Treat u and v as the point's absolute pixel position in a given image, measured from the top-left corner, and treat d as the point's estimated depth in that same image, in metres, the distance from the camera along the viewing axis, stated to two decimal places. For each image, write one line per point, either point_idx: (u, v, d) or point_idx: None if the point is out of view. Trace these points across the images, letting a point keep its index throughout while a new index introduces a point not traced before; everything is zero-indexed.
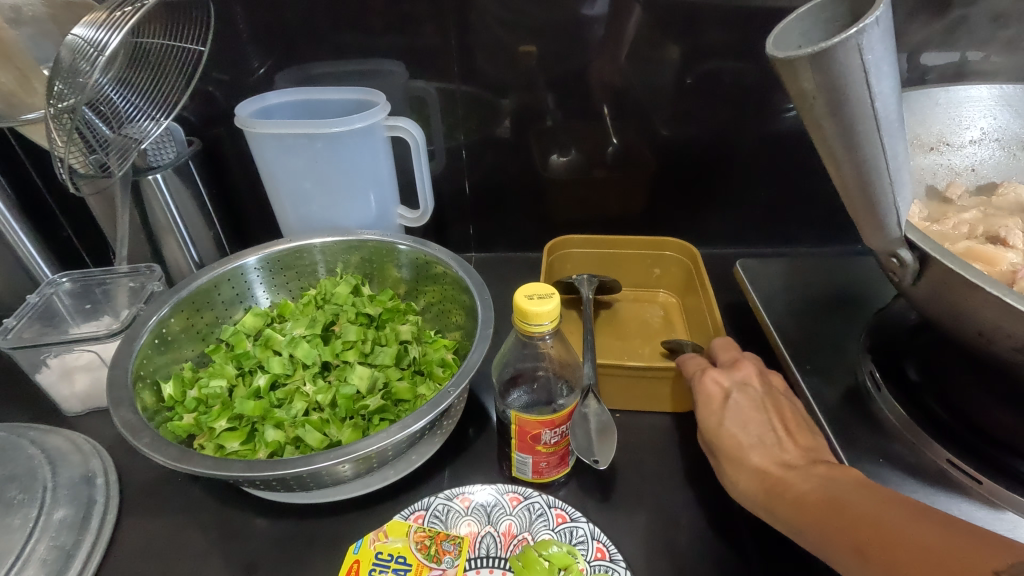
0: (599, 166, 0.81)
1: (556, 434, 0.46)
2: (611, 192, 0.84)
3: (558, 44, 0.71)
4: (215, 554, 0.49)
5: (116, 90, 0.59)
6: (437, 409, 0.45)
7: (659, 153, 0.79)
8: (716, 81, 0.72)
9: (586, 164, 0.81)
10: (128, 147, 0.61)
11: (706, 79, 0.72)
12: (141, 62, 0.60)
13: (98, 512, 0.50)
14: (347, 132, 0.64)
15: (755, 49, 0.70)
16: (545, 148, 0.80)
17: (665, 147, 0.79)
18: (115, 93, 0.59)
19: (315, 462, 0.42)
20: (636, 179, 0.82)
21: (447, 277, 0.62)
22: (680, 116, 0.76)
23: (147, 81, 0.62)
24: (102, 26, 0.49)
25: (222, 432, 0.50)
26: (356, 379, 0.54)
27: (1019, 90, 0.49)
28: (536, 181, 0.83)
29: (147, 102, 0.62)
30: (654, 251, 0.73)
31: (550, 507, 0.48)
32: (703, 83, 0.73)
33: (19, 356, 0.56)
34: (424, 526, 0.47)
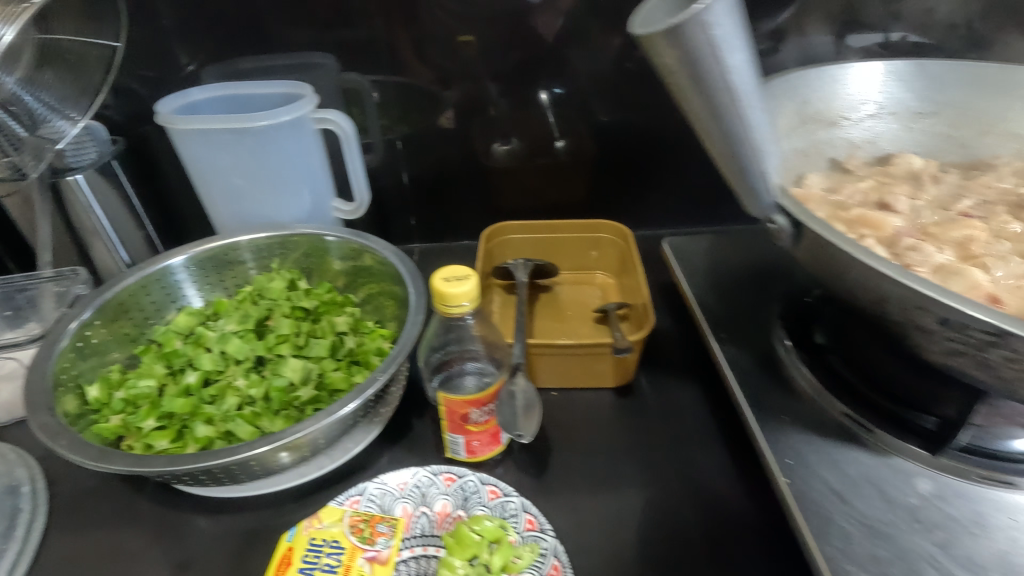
0: (538, 152, 0.82)
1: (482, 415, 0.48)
2: (551, 178, 0.85)
3: (490, 30, 0.71)
4: (149, 554, 0.49)
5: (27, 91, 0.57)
6: (365, 394, 0.46)
7: (596, 138, 0.81)
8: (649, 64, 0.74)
9: (523, 151, 0.82)
10: (43, 145, 0.59)
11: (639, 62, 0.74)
12: (49, 56, 0.58)
13: (25, 518, 0.50)
14: (273, 126, 0.63)
15: None
16: (482, 137, 0.80)
17: (599, 133, 0.81)
18: (27, 94, 0.57)
19: (240, 452, 0.42)
20: (574, 165, 0.84)
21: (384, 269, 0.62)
22: (612, 101, 0.78)
23: (59, 79, 0.60)
24: None
25: (150, 431, 0.49)
26: (289, 371, 0.54)
27: (909, 66, 0.52)
28: (476, 171, 0.84)
29: (59, 101, 0.60)
30: (590, 234, 0.75)
31: (483, 484, 0.49)
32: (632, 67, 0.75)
33: None
34: (360, 511, 0.48)
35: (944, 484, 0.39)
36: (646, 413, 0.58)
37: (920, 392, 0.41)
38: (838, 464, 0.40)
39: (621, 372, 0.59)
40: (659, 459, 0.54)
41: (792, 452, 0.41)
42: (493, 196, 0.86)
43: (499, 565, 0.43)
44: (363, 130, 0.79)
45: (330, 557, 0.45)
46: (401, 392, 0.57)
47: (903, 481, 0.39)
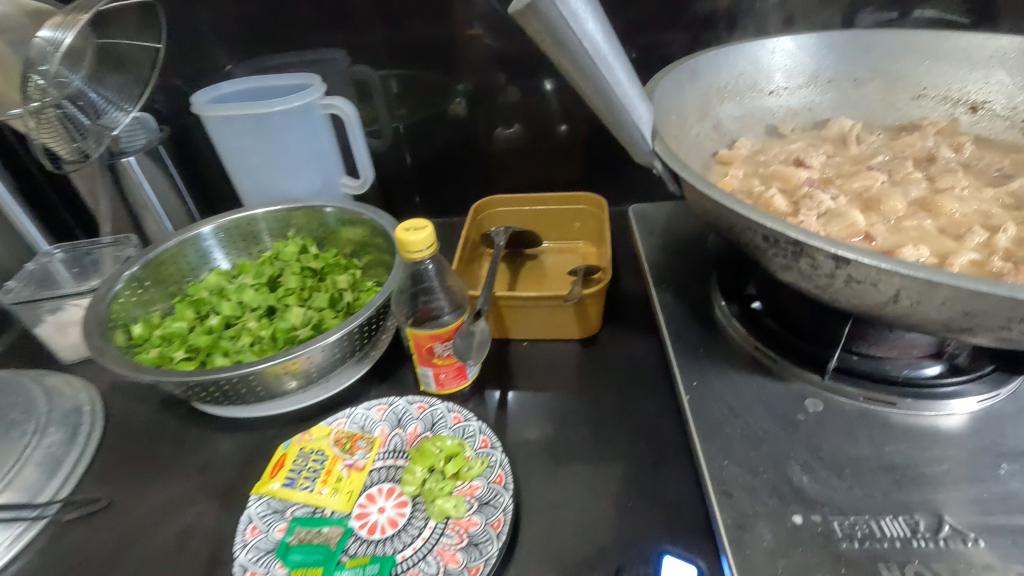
0: (528, 133, 0.89)
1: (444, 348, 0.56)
2: (542, 157, 0.92)
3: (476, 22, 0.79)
4: (176, 459, 0.59)
5: (91, 88, 0.68)
6: (346, 327, 0.56)
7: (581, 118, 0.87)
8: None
9: (516, 133, 0.89)
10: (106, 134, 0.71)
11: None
12: (102, 55, 0.70)
13: (86, 428, 0.62)
14: (286, 112, 0.73)
15: None
16: (477, 121, 0.88)
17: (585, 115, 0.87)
18: (91, 91, 0.68)
19: (243, 369, 0.53)
20: (564, 146, 0.90)
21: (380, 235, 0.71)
22: None
23: (115, 77, 0.71)
24: (61, 28, 0.58)
25: (179, 360, 0.60)
26: (292, 316, 0.64)
27: (845, 37, 0.56)
28: (473, 153, 0.91)
29: (116, 95, 0.72)
30: (571, 206, 0.81)
31: (449, 411, 0.57)
32: None
33: (21, 312, 0.68)
34: (344, 430, 0.57)
35: (828, 403, 0.44)
36: (605, 360, 0.65)
37: (825, 327, 0.47)
38: (737, 388, 0.46)
39: (583, 324, 0.66)
40: (609, 398, 0.60)
41: (699, 375, 0.47)
42: (489, 175, 0.94)
43: (452, 472, 0.51)
44: (372, 117, 0.88)
45: (315, 462, 0.54)
46: (388, 338, 0.66)
47: (793, 401, 0.44)
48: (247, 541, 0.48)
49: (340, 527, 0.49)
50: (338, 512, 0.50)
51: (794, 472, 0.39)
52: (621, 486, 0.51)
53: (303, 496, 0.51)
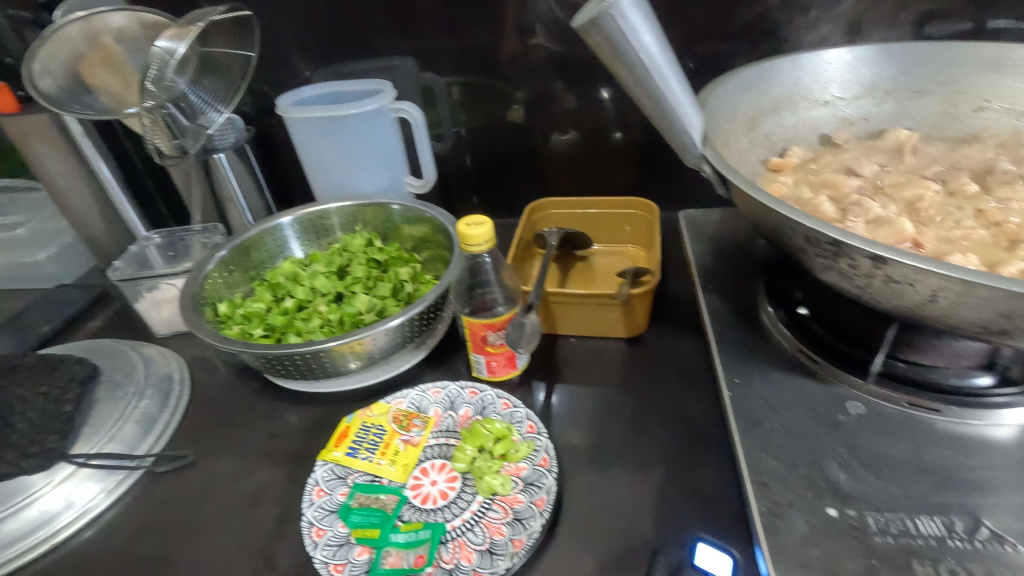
0: (580, 138, 0.92)
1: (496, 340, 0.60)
2: (596, 162, 0.95)
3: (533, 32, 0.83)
4: (248, 424, 0.65)
5: (192, 92, 0.77)
6: (407, 314, 0.60)
7: (631, 123, 0.90)
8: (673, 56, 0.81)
9: (570, 139, 0.93)
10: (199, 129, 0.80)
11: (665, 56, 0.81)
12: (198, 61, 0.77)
13: (176, 394, 0.68)
14: (359, 115, 0.79)
15: None
16: (533, 127, 0.92)
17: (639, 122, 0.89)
18: (192, 94, 0.77)
19: (315, 346, 0.59)
20: (618, 152, 0.93)
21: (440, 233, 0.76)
22: None
23: (213, 82, 0.80)
24: (178, 39, 0.66)
25: (258, 336, 0.67)
26: (358, 302, 0.69)
27: (905, 48, 0.56)
28: (529, 157, 0.95)
29: (212, 98, 0.81)
30: (622, 210, 0.84)
31: (498, 398, 0.61)
32: None
33: (125, 288, 0.76)
34: (402, 408, 0.61)
35: (870, 406, 0.45)
36: (649, 359, 0.67)
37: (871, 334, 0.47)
38: (779, 387, 0.47)
39: (629, 323, 0.68)
40: (652, 395, 0.62)
41: (742, 373, 0.49)
42: (541, 178, 0.97)
43: (500, 452, 0.54)
44: (435, 121, 0.93)
45: (375, 435, 0.58)
46: (444, 327, 0.70)
47: (834, 403, 0.45)
48: (314, 500, 0.53)
49: (395, 495, 0.53)
50: (394, 481, 0.54)
51: (832, 469, 0.40)
52: (659, 478, 0.53)
53: (364, 465, 0.56)
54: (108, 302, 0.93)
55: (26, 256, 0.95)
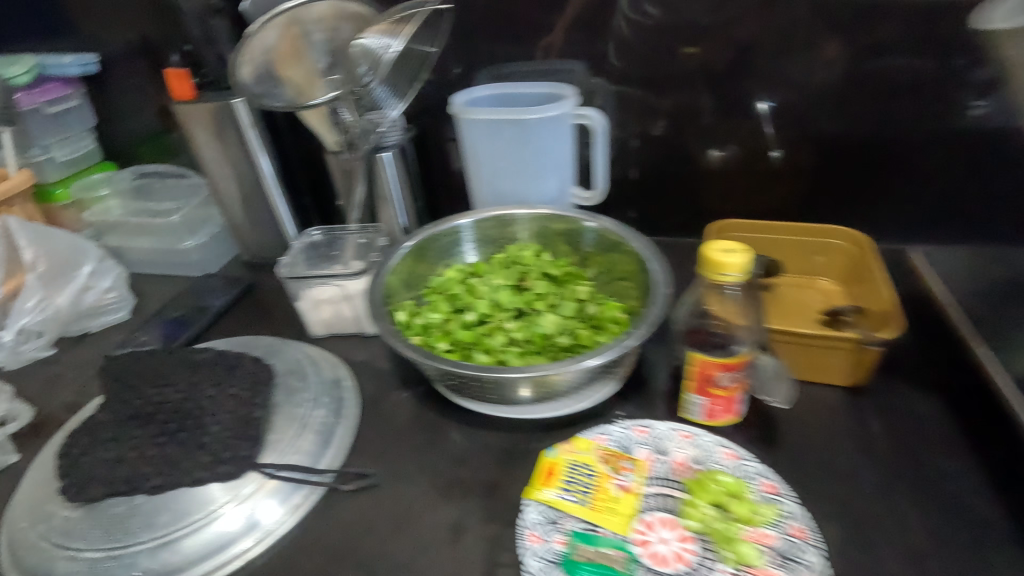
0: (761, 157, 0.84)
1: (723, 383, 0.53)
2: (773, 182, 0.86)
3: (731, 40, 0.76)
4: (428, 447, 0.60)
5: (378, 87, 0.74)
6: (624, 344, 0.54)
7: (824, 144, 0.81)
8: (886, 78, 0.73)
9: (749, 155, 0.84)
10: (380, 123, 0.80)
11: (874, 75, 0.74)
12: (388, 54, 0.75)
13: (348, 403, 0.64)
14: (541, 120, 0.74)
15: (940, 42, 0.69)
16: (708, 141, 0.84)
17: (833, 140, 0.80)
18: (377, 89, 0.75)
19: (528, 370, 0.53)
20: (802, 171, 0.84)
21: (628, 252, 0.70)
22: (852, 109, 0.77)
23: (399, 77, 0.78)
24: (389, 34, 0.68)
25: (443, 351, 0.62)
26: (547, 322, 0.64)
27: None
28: (698, 172, 0.87)
29: (393, 93, 0.78)
30: (820, 239, 0.75)
31: (717, 446, 0.54)
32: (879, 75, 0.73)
33: (291, 285, 0.74)
34: (608, 447, 0.55)
35: None
36: (882, 416, 0.58)
37: None
38: None
39: (859, 371, 0.59)
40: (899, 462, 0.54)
41: None
42: (707, 198, 0.90)
43: (743, 516, 0.47)
44: None
45: (585, 476, 0.52)
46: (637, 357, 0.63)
47: None
48: (531, 547, 0.48)
49: (623, 551, 0.47)
50: (616, 534, 0.48)
51: None
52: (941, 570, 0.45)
53: (578, 510, 0.50)
54: (253, 296, 0.91)
55: (177, 242, 0.97)
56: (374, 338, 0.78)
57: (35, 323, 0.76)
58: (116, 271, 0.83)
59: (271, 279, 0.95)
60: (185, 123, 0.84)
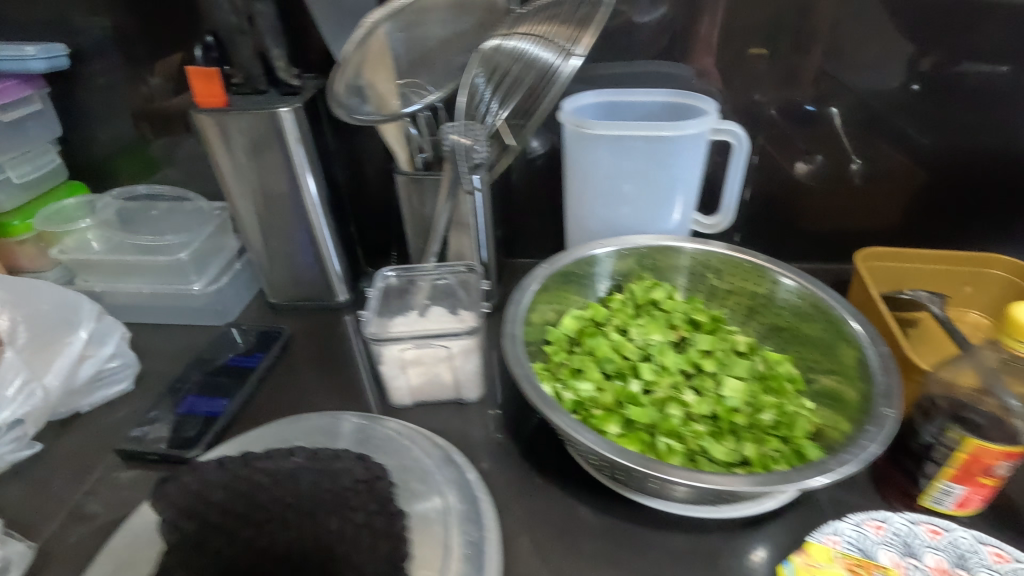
0: (880, 174, 0.78)
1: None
2: (873, 199, 0.80)
3: (862, 42, 0.69)
4: (609, 556, 0.49)
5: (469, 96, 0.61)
6: (887, 433, 0.43)
7: (954, 156, 0.75)
8: (993, 88, 0.70)
9: (850, 173, 0.78)
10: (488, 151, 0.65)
11: (978, 87, 0.70)
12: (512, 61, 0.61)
13: (485, 507, 0.51)
14: (676, 138, 0.61)
15: None
16: (805, 155, 0.78)
17: (935, 159, 0.76)
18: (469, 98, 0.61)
19: (774, 481, 0.41)
20: (895, 194, 0.79)
21: (778, 294, 0.61)
22: (956, 124, 0.73)
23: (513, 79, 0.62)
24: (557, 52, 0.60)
25: (616, 437, 0.48)
26: (731, 392, 0.52)
27: None
28: (794, 192, 0.81)
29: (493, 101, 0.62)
30: (977, 268, 0.67)
31: (982, 544, 0.45)
32: (984, 86, 0.70)
33: (376, 347, 0.59)
34: (888, 538, 0.46)
35: None
36: None
37: None
38: None
39: None
40: None
41: None
42: (810, 216, 0.82)
43: None
44: None
45: None
46: None
47: None
48: (879, 539, 0.46)
49: None
50: None
51: None
52: None
53: None
54: (293, 350, 0.74)
55: (182, 284, 0.77)
56: (474, 405, 0.63)
57: (17, 418, 0.55)
58: (117, 333, 0.65)
59: (308, 327, 0.78)
60: (207, 135, 0.66)
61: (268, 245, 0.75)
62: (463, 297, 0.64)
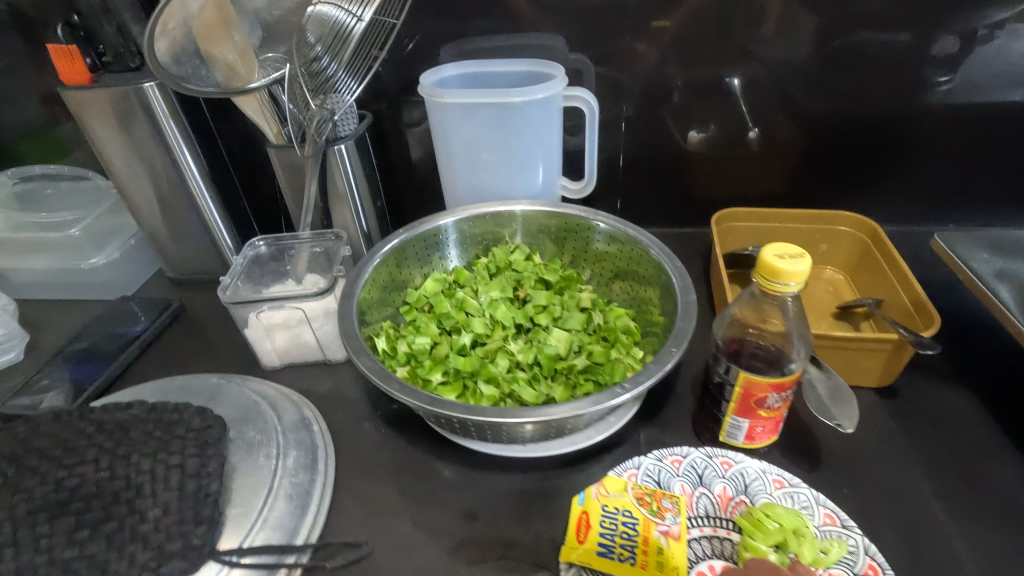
0: (774, 140, 0.78)
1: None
2: (754, 166, 0.81)
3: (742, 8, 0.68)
4: (433, 497, 0.52)
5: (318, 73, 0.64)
6: (664, 368, 0.46)
7: (838, 123, 0.76)
8: (862, 53, 0.70)
9: (730, 141, 0.79)
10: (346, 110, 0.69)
11: (849, 52, 0.70)
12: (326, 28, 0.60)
13: (323, 455, 0.54)
14: (526, 104, 0.64)
15: (915, 20, 0.67)
16: (685, 125, 0.78)
17: (814, 125, 0.76)
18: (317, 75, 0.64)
19: (552, 411, 0.44)
20: (775, 161, 0.80)
21: (596, 235, 0.64)
22: (829, 91, 0.73)
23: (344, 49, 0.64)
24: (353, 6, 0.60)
25: (438, 384, 0.52)
26: (556, 341, 0.56)
27: None
28: (678, 160, 0.81)
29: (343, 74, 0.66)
30: (826, 226, 0.70)
31: (765, 473, 0.49)
32: (852, 53, 0.70)
33: (234, 311, 0.61)
34: (683, 470, 0.50)
35: None
36: (916, 407, 0.56)
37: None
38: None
39: (885, 373, 0.56)
40: (931, 455, 0.52)
41: None
42: (704, 183, 0.83)
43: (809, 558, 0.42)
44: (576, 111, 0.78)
45: (626, 525, 0.45)
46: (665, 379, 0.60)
47: None
48: (675, 471, 0.50)
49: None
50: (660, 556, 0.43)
51: None
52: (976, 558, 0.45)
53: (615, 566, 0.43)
54: (185, 320, 0.77)
55: (79, 261, 0.79)
56: (343, 365, 0.67)
57: None
58: None
59: (203, 299, 0.81)
60: (76, 113, 0.68)
61: (160, 223, 0.78)
62: (326, 260, 0.66)
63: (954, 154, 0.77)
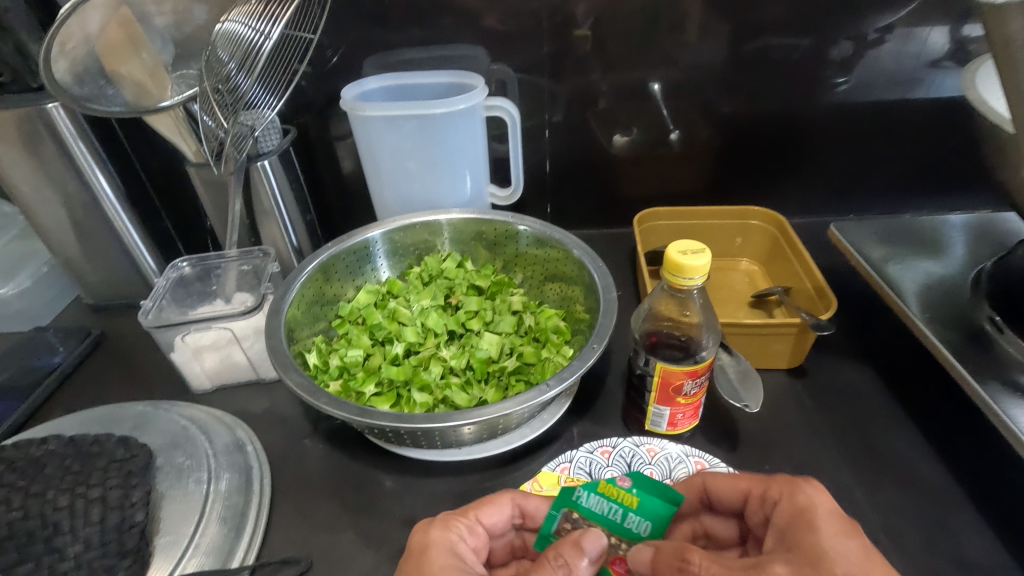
0: (690, 140, 0.83)
1: (719, 492, 0.45)
2: (675, 165, 0.85)
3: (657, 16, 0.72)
4: (373, 507, 0.52)
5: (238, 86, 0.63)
6: (586, 363, 0.48)
7: (746, 121, 0.81)
8: (763, 57, 0.75)
9: (651, 143, 0.83)
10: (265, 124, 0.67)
11: (751, 56, 0.75)
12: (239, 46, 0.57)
13: (258, 474, 0.53)
14: (448, 115, 0.65)
15: (808, 26, 0.73)
16: (608, 129, 0.81)
17: (725, 124, 0.81)
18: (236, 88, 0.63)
19: (481, 411, 0.45)
20: (693, 159, 0.85)
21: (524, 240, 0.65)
22: (737, 92, 0.78)
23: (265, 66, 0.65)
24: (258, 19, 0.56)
25: (372, 396, 0.53)
26: (487, 345, 0.57)
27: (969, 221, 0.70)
28: (603, 162, 0.85)
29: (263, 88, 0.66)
30: (739, 219, 0.75)
31: (688, 456, 0.52)
32: (755, 57, 0.75)
33: (158, 335, 0.59)
34: (613, 459, 0.53)
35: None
36: (823, 384, 0.61)
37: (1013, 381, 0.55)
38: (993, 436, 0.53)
39: (794, 354, 0.60)
40: (838, 426, 0.57)
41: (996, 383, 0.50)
42: (630, 183, 0.87)
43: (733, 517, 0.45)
44: None
45: None
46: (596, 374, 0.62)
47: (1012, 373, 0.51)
48: (605, 461, 0.53)
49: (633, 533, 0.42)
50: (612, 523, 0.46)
51: None
52: (878, 518, 0.49)
53: None
54: (108, 348, 0.74)
55: None
56: (277, 383, 0.66)
57: None
58: None
59: (128, 324, 0.78)
60: None
61: (75, 247, 0.74)
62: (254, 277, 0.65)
63: (852, 147, 0.83)
